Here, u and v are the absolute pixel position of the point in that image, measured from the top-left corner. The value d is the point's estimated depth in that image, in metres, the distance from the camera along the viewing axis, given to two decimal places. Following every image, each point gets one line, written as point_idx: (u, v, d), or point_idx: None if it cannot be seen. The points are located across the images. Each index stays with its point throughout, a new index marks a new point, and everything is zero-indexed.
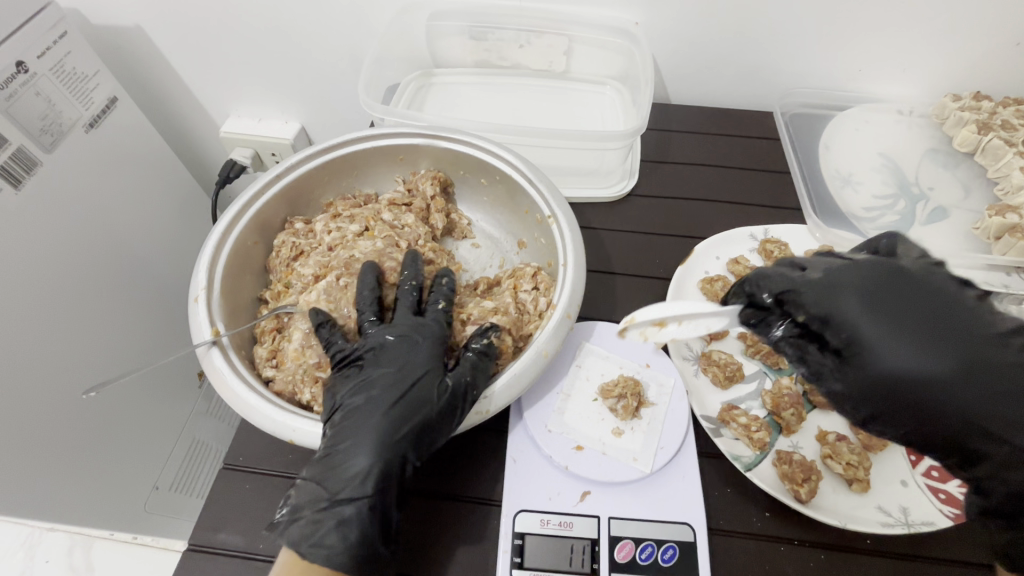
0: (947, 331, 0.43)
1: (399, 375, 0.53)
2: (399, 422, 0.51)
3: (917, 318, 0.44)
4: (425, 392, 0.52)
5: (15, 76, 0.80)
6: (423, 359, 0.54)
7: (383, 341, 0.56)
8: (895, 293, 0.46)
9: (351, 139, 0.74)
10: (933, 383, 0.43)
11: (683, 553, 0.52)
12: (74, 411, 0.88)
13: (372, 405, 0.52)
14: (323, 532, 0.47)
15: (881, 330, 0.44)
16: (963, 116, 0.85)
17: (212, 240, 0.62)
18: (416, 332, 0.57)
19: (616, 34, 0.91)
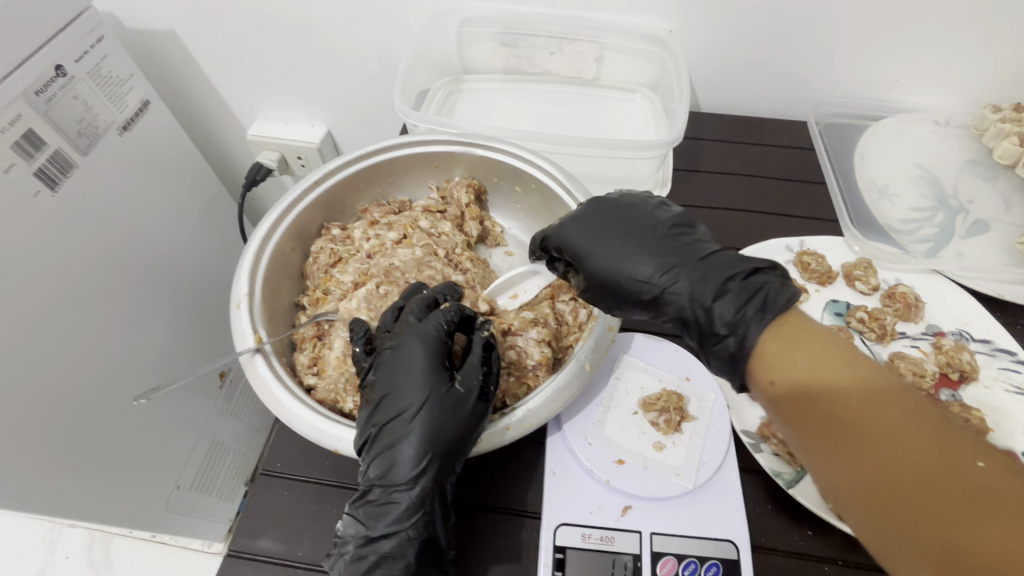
0: (639, 239, 0.56)
1: (410, 394, 0.50)
2: (422, 446, 0.49)
3: (608, 234, 0.57)
4: (438, 407, 0.50)
5: (55, 79, 0.81)
6: (429, 369, 0.51)
7: (389, 354, 0.53)
8: (609, 218, 0.58)
9: (387, 146, 0.73)
10: (629, 283, 0.55)
11: (726, 571, 0.51)
12: (123, 415, 0.94)
13: (397, 433, 0.50)
14: (370, 567, 0.48)
15: (589, 249, 0.57)
16: (1003, 128, 0.83)
17: (253, 247, 0.62)
18: (418, 338, 0.53)
19: (649, 42, 0.91)
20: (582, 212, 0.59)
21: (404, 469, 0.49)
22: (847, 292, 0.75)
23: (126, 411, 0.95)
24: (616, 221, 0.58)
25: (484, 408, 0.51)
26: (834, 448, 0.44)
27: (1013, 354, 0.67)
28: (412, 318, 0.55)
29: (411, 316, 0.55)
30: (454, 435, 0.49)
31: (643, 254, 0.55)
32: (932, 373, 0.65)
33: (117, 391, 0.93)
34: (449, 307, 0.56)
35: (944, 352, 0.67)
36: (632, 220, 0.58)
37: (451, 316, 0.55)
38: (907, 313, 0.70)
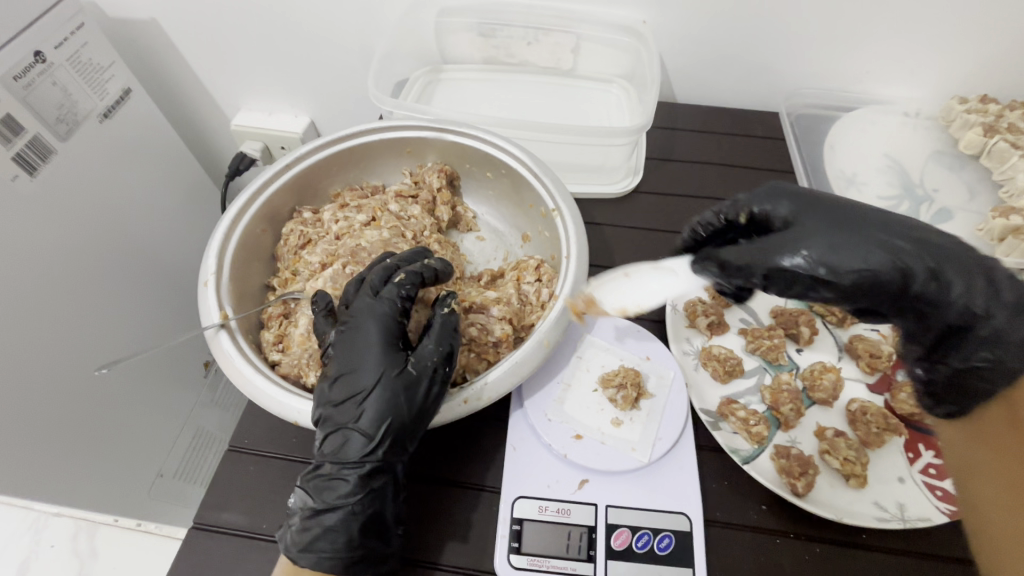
0: (869, 222, 0.49)
1: (364, 374, 0.52)
2: (374, 425, 0.50)
3: (833, 215, 0.50)
4: (390, 388, 0.51)
5: (33, 66, 0.82)
6: (384, 350, 0.53)
7: (344, 334, 0.54)
8: (823, 199, 0.52)
9: (359, 131, 0.74)
10: (880, 267, 0.47)
11: (679, 542, 0.53)
12: (85, 388, 0.90)
13: (349, 412, 0.51)
14: (314, 539, 0.49)
15: (816, 230, 0.49)
16: (969, 119, 0.85)
17: (222, 228, 0.63)
18: (373, 318, 0.54)
19: (623, 32, 0.92)
20: (792, 197, 0.53)
21: (355, 447, 0.50)
22: None
23: (88, 382, 0.91)
24: (840, 203, 0.51)
25: (437, 389, 0.52)
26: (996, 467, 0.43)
27: None
28: (369, 295, 0.56)
29: (369, 293, 0.56)
30: (406, 416, 0.50)
31: (884, 236, 0.48)
32: (890, 354, 0.66)
33: (81, 363, 0.90)
34: (408, 283, 0.56)
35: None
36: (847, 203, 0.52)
37: (407, 294, 0.56)
38: None
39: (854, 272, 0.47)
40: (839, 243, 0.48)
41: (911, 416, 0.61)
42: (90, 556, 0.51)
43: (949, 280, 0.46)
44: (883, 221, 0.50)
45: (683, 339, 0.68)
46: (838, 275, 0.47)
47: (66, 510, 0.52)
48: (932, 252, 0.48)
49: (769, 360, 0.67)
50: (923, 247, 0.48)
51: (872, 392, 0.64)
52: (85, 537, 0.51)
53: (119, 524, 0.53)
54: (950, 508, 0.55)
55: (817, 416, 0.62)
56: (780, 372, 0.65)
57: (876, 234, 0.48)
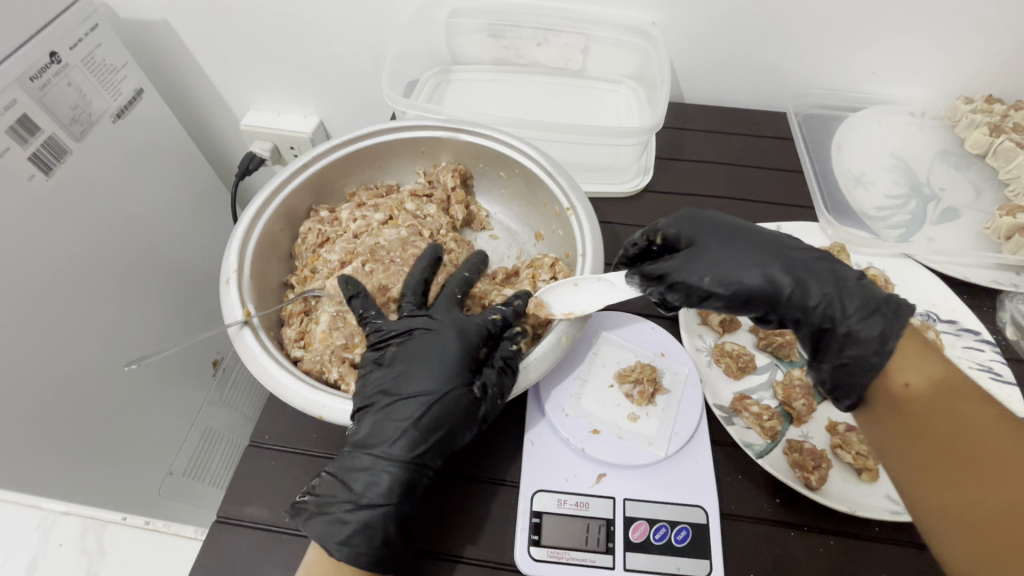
0: (757, 245, 0.57)
1: (431, 377, 0.54)
2: (426, 428, 0.53)
3: (725, 234, 0.58)
4: (453, 401, 0.54)
5: (48, 66, 0.83)
6: (459, 362, 0.55)
7: (420, 336, 0.57)
8: (715, 224, 0.60)
9: (375, 131, 0.75)
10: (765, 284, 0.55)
11: (696, 534, 0.54)
12: (119, 382, 0.96)
13: (406, 408, 0.53)
14: (352, 532, 0.50)
15: (717, 247, 0.57)
16: (975, 119, 0.86)
17: (243, 226, 0.64)
18: (456, 330, 0.57)
19: (633, 34, 0.93)
20: (692, 219, 0.61)
21: (402, 445, 0.52)
22: None
23: (124, 377, 0.97)
24: (731, 223, 0.60)
25: (488, 413, 0.55)
26: (918, 448, 0.48)
27: (977, 334, 0.70)
28: (448, 306, 0.60)
29: (452, 305, 0.61)
30: (456, 427, 0.53)
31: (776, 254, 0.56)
32: None
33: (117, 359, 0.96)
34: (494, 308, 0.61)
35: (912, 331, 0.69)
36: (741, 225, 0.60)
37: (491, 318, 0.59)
38: None
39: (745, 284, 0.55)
40: (733, 262, 0.56)
41: None
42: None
43: (823, 288, 0.54)
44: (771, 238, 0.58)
45: (698, 334, 0.69)
46: (728, 286, 0.55)
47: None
48: (807, 263, 0.56)
49: (780, 357, 0.68)
50: (804, 261, 0.56)
51: None
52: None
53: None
54: None
55: (828, 411, 0.63)
56: (792, 368, 0.67)
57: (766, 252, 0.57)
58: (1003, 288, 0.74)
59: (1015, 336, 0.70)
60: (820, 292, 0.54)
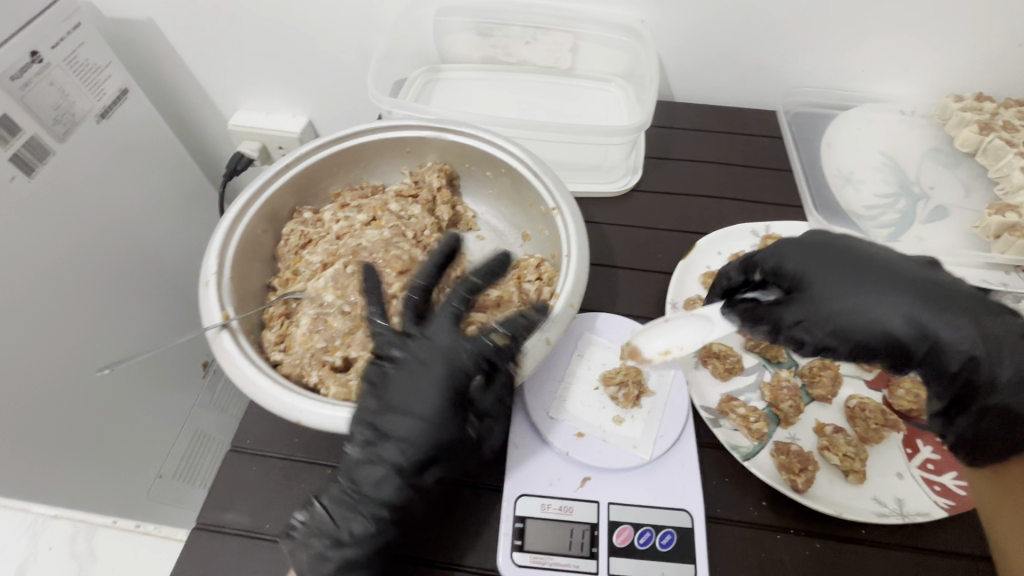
0: (883, 282, 0.52)
1: (416, 416, 0.52)
2: (411, 469, 0.51)
3: (832, 267, 0.54)
4: (448, 437, 0.52)
5: (29, 66, 0.82)
6: (447, 402, 0.52)
7: (415, 365, 0.53)
8: (830, 255, 0.55)
9: (359, 131, 0.74)
10: (901, 331, 0.50)
11: (681, 538, 0.53)
12: (85, 391, 0.90)
13: (390, 449, 0.51)
14: (337, 566, 0.49)
15: (828, 283, 0.53)
16: (964, 117, 0.86)
17: (223, 228, 0.63)
18: (445, 363, 0.53)
19: (622, 32, 0.92)
20: (796, 252, 0.56)
21: (392, 485, 0.50)
22: None
23: (90, 383, 0.91)
24: (838, 249, 0.55)
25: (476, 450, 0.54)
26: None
27: None
28: (445, 323, 0.55)
29: (450, 321, 0.55)
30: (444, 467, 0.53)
31: (902, 288, 0.51)
32: None
33: (88, 362, 0.92)
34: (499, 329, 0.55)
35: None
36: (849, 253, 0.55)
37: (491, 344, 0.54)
38: None
39: (861, 334, 0.51)
40: (845, 303, 0.51)
41: (909, 412, 0.62)
42: (88, 558, 0.56)
43: (951, 324, 0.49)
44: (888, 264, 0.53)
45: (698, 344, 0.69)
46: (840, 329, 0.52)
47: (63, 513, 0.57)
48: (938, 300, 0.50)
49: (768, 357, 0.67)
50: (943, 299, 0.50)
51: (871, 388, 0.65)
52: (84, 540, 0.57)
53: (116, 527, 0.58)
54: (948, 503, 0.55)
55: (815, 412, 0.63)
56: (780, 369, 0.66)
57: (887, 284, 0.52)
58: (992, 287, 0.74)
59: None
60: (949, 330, 0.49)
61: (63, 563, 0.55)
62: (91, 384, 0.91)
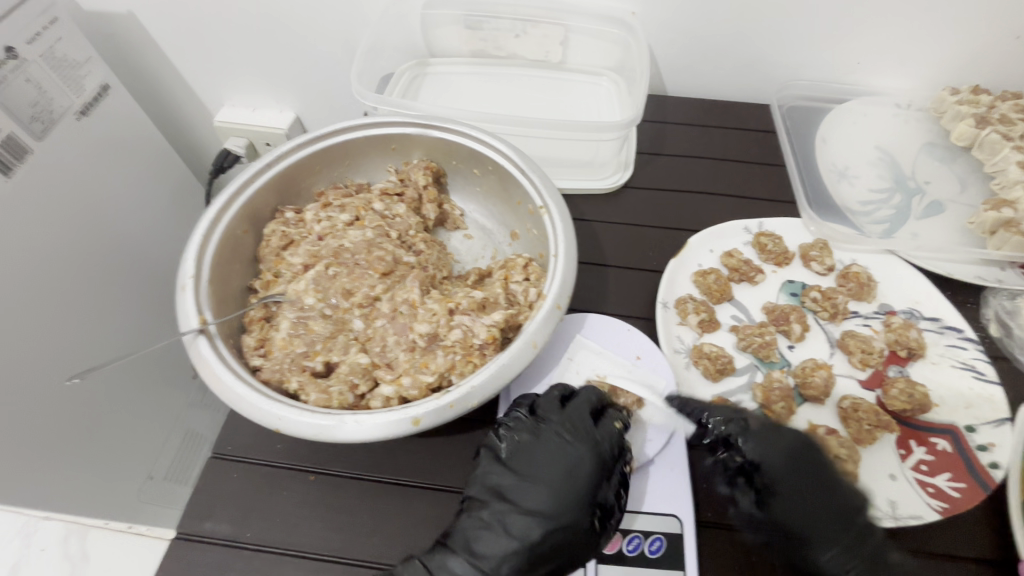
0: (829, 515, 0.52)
1: (547, 491, 0.52)
2: (525, 549, 0.50)
3: (795, 468, 0.54)
4: (577, 527, 0.51)
5: (4, 62, 0.79)
6: (586, 490, 0.52)
7: (554, 447, 0.55)
8: (802, 465, 0.54)
9: (342, 128, 0.72)
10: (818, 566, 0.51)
11: (670, 544, 0.52)
12: (55, 402, 0.85)
13: (517, 524, 0.51)
14: None
15: (784, 470, 0.54)
16: (961, 110, 0.84)
17: (201, 229, 0.61)
18: (589, 452, 0.54)
19: (613, 24, 0.90)
20: (766, 448, 0.55)
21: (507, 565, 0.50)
22: (803, 273, 0.76)
23: (58, 393, 0.86)
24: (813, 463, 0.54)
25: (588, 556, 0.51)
26: None
27: (960, 332, 0.68)
28: (583, 411, 0.57)
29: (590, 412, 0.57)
30: (560, 562, 0.50)
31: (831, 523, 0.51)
32: (881, 350, 0.66)
33: (62, 367, 0.87)
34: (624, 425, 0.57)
35: (893, 329, 0.68)
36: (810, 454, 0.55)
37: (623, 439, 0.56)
38: (860, 293, 0.71)
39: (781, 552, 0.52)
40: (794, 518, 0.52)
41: (902, 413, 0.62)
42: (80, 561, 0.50)
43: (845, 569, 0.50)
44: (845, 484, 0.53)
45: (676, 351, 0.67)
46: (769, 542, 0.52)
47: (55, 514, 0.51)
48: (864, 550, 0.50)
49: (761, 358, 0.67)
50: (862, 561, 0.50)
51: (865, 388, 0.65)
52: (76, 541, 0.50)
53: (109, 527, 0.52)
54: (942, 505, 0.55)
55: (808, 413, 0.63)
56: (772, 370, 0.66)
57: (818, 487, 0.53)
58: (987, 284, 0.72)
59: (998, 334, 0.69)
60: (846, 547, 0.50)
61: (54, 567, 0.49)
62: (62, 394, 0.86)
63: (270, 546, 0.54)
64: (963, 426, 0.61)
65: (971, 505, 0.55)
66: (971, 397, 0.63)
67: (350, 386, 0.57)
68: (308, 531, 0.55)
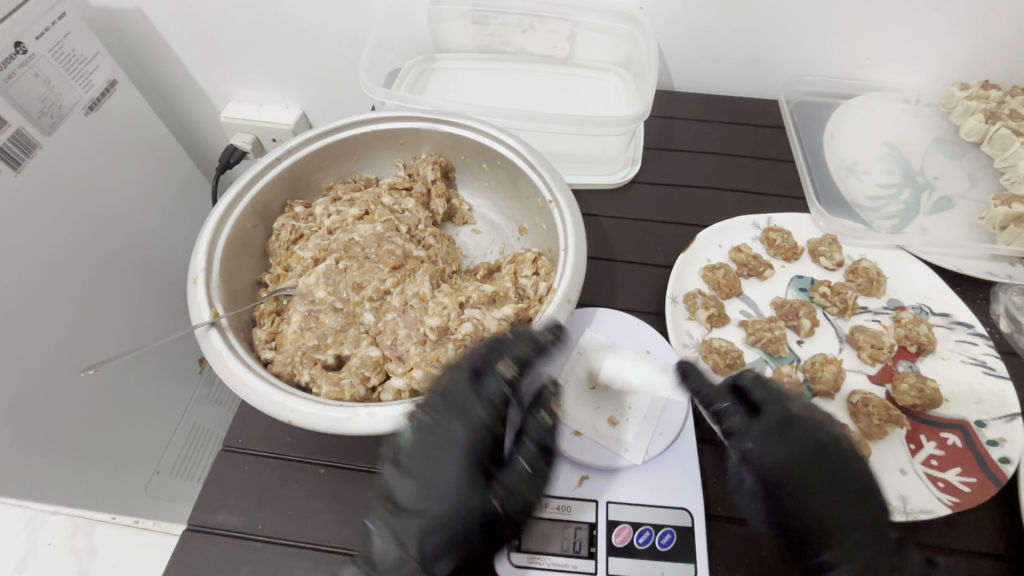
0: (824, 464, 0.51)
1: (445, 493, 0.48)
2: (437, 557, 0.47)
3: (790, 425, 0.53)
4: (472, 515, 0.48)
5: (14, 57, 0.79)
6: (473, 473, 0.49)
7: (430, 432, 0.50)
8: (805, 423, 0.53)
9: (352, 122, 0.72)
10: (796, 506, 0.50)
11: (680, 537, 0.53)
12: (67, 393, 0.86)
13: (408, 528, 0.48)
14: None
15: (776, 444, 0.52)
16: (970, 106, 0.84)
17: (212, 223, 0.62)
18: (470, 429, 0.50)
19: (621, 20, 0.90)
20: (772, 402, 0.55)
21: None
22: (812, 268, 0.75)
23: (72, 384, 0.87)
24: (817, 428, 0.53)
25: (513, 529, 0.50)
26: None
27: (970, 327, 0.68)
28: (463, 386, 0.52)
29: (467, 385, 0.52)
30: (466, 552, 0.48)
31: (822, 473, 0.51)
32: (890, 345, 0.66)
33: (71, 362, 0.88)
34: (511, 377, 0.53)
35: (903, 323, 0.68)
36: (852, 448, 0.51)
37: (510, 392, 0.52)
38: (869, 288, 0.71)
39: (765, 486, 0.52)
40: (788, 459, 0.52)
41: (913, 407, 0.61)
42: (87, 555, 0.53)
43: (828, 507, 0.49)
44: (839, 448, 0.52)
45: (643, 377, 0.62)
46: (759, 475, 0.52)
47: (61, 509, 0.55)
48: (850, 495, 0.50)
49: (770, 353, 0.67)
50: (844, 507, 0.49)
51: (874, 383, 0.65)
52: (83, 535, 0.54)
53: (115, 522, 0.55)
54: (952, 499, 0.55)
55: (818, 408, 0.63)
56: (781, 364, 0.66)
57: (842, 476, 0.50)
58: (997, 279, 0.72)
59: (1009, 329, 0.68)
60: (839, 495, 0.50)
61: (62, 560, 0.53)
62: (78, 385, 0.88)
63: (282, 538, 0.54)
64: (973, 421, 0.61)
65: (984, 498, 0.55)
66: (982, 392, 0.63)
67: (361, 379, 0.56)
68: (319, 523, 0.55)
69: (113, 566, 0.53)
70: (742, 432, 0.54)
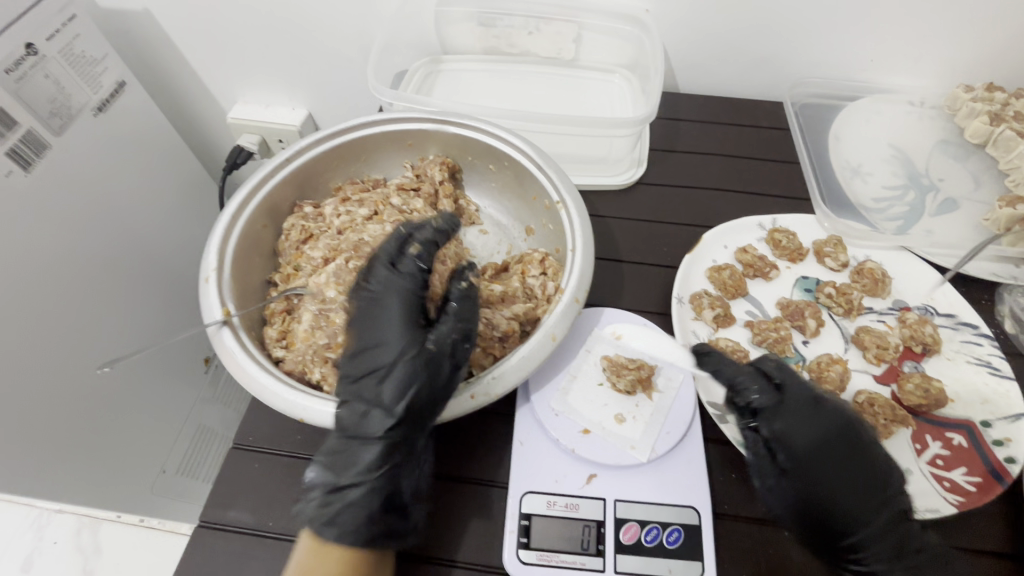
0: (851, 453, 0.52)
1: (383, 352, 0.53)
2: (394, 403, 0.51)
3: (819, 409, 0.53)
4: (415, 361, 0.51)
5: (25, 58, 0.80)
6: (406, 326, 0.54)
7: (366, 307, 0.56)
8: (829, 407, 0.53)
9: (360, 123, 0.73)
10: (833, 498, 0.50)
11: (687, 536, 0.53)
12: (80, 388, 0.88)
13: (367, 387, 0.52)
14: None
15: (808, 430, 0.52)
16: (975, 108, 0.84)
17: (223, 223, 0.62)
18: (397, 295, 0.56)
19: (626, 22, 0.90)
20: (795, 385, 0.54)
21: (373, 425, 0.50)
22: (817, 269, 0.76)
23: (86, 379, 0.89)
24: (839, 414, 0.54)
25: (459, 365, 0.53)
26: None
27: (976, 328, 0.68)
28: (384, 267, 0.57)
29: (387, 266, 0.58)
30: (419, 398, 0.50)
31: (850, 461, 0.51)
32: (896, 346, 0.66)
33: (80, 361, 0.89)
34: (420, 253, 0.58)
35: (908, 324, 0.68)
36: (869, 435, 0.53)
37: (423, 265, 0.58)
38: (874, 289, 0.71)
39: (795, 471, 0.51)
40: (819, 445, 0.51)
41: (918, 407, 0.62)
42: (93, 553, 0.54)
43: (857, 495, 0.50)
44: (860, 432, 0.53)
45: (671, 351, 0.58)
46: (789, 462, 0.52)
47: (67, 507, 0.55)
48: (874, 484, 0.51)
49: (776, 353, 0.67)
50: (871, 495, 0.50)
51: (880, 383, 0.66)
52: (88, 534, 0.55)
53: (122, 521, 0.56)
54: (958, 499, 0.55)
55: None
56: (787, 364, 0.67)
57: (862, 461, 0.51)
58: (1002, 281, 0.72)
59: (1014, 330, 0.69)
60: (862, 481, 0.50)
61: (68, 560, 0.53)
62: (92, 380, 0.90)
63: (292, 536, 0.55)
64: (978, 421, 0.61)
65: (990, 497, 0.55)
66: (987, 393, 0.63)
67: None
68: None
69: (118, 565, 0.54)
70: (772, 411, 0.53)
